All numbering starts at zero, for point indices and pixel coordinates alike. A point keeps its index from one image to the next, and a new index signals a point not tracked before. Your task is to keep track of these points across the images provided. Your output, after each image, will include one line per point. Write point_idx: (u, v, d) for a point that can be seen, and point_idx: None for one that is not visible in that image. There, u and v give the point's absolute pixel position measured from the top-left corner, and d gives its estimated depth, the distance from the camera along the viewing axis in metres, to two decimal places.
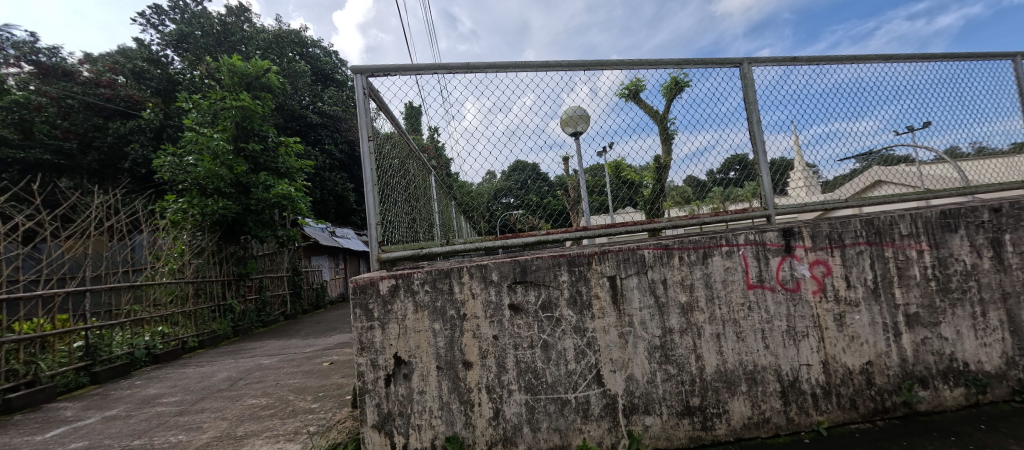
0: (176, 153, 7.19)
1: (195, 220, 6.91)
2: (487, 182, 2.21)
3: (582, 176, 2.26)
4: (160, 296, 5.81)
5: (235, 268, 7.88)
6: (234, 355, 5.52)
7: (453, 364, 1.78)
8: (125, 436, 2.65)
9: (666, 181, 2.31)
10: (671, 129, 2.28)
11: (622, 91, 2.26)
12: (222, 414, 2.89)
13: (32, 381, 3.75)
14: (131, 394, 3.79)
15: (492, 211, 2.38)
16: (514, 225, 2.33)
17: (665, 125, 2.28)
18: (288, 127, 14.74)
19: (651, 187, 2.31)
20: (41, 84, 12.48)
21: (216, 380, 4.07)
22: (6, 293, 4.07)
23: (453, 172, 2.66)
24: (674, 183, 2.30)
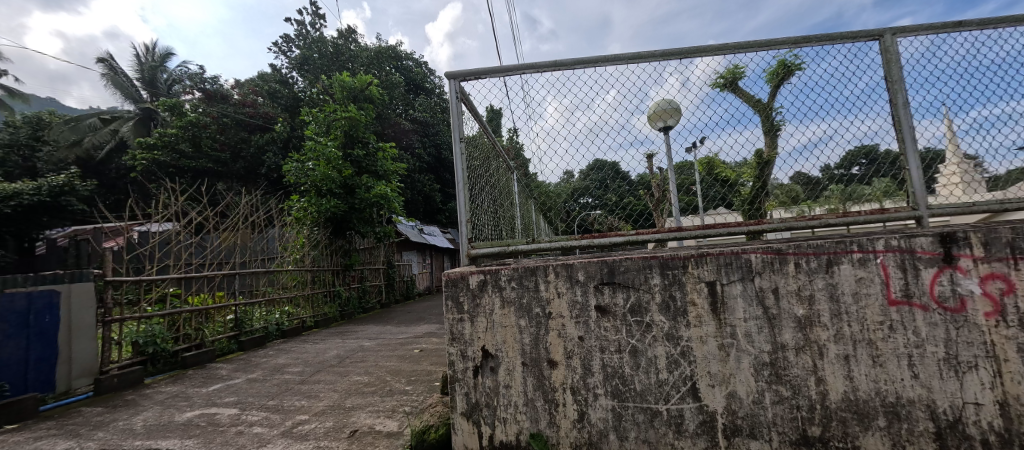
0: (300, 159, 8.35)
1: (313, 217, 7.95)
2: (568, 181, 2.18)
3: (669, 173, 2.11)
4: (287, 281, 6.81)
5: (342, 259, 8.86)
6: (341, 336, 6.25)
7: (538, 362, 1.78)
8: (263, 396, 3.16)
9: (768, 179, 2.04)
10: (777, 120, 2.01)
11: (718, 80, 2.05)
12: (333, 386, 3.29)
13: (200, 343, 4.69)
14: (267, 364, 4.53)
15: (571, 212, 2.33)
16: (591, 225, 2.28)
17: (770, 115, 2.02)
18: (386, 135, 16.24)
19: (750, 185, 2.06)
20: (207, 106, 15.30)
21: (327, 356, 4.64)
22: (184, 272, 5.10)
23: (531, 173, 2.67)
24: (778, 180, 2.02)
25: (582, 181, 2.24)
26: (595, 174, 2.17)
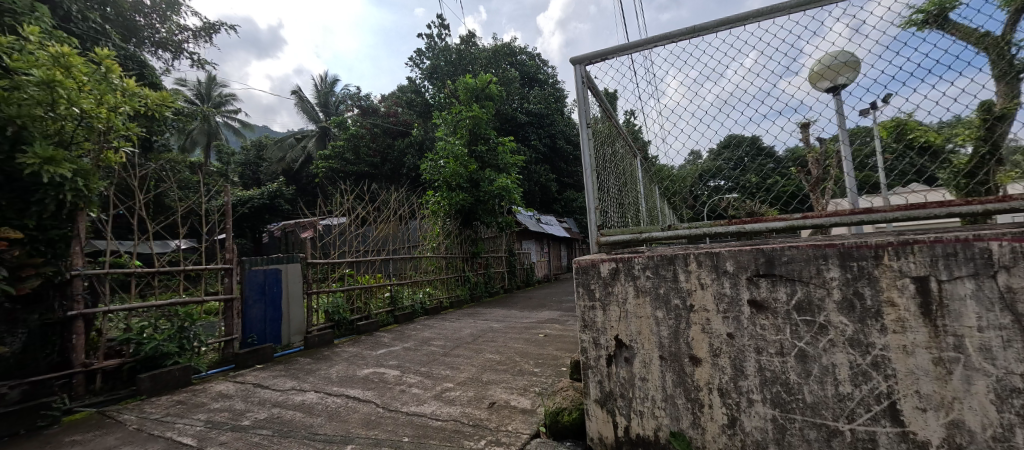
0: (433, 158, 9.25)
1: (445, 210, 8.78)
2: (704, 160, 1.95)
3: (837, 143, 1.71)
4: (427, 266, 7.77)
5: (469, 247, 9.52)
6: (473, 317, 6.85)
7: (679, 358, 1.65)
8: (417, 372, 3.69)
9: (1000, 141, 1.48)
10: (1017, 59, 1.45)
11: (913, 18, 1.57)
12: (469, 362, 3.64)
13: (367, 315, 6.15)
14: (417, 338, 5.25)
15: (698, 198, 2.06)
16: (727, 211, 1.99)
17: (1003, 52, 1.47)
18: (504, 129, 16.99)
19: (971, 153, 1.54)
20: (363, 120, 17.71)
21: (462, 334, 5.15)
22: (353, 257, 6.26)
23: (651, 157, 2.47)
24: (1020, 141, 1.45)
25: (711, 161, 1.96)
26: (726, 153, 1.90)
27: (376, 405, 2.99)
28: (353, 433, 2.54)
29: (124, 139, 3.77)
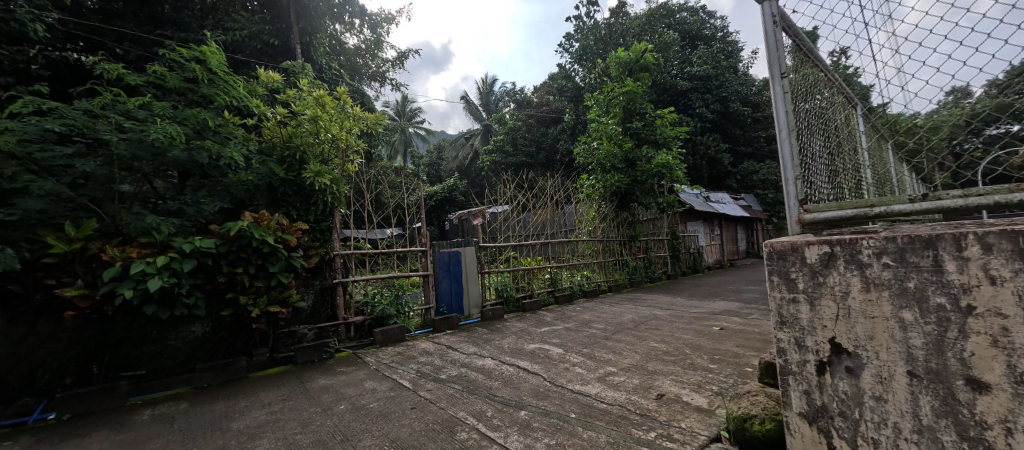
0: (587, 141, 9.21)
1: (601, 193, 8.63)
2: (985, 98, 1.35)
3: None
4: (584, 250, 7.86)
5: (627, 231, 9.07)
6: (634, 302, 6.63)
7: (945, 378, 1.20)
8: (579, 353, 3.76)
9: None
10: None
11: None
12: (634, 348, 3.61)
13: (531, 294, 6.68)
14: (580, 321, 5.38)
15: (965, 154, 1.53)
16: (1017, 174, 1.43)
17: None
18: (662, 101, 15.51)
19: None
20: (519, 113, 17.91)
21: (624, 319, 5.04)
22: (517, 241, 6.81)
23: (879, 103, 1.86)
24: None
25: (995, 98, 1.34)
26: None
27: (543, 378, 3.18)
28: (526, 401, 2.76)
29: (357, 150, 5.24)
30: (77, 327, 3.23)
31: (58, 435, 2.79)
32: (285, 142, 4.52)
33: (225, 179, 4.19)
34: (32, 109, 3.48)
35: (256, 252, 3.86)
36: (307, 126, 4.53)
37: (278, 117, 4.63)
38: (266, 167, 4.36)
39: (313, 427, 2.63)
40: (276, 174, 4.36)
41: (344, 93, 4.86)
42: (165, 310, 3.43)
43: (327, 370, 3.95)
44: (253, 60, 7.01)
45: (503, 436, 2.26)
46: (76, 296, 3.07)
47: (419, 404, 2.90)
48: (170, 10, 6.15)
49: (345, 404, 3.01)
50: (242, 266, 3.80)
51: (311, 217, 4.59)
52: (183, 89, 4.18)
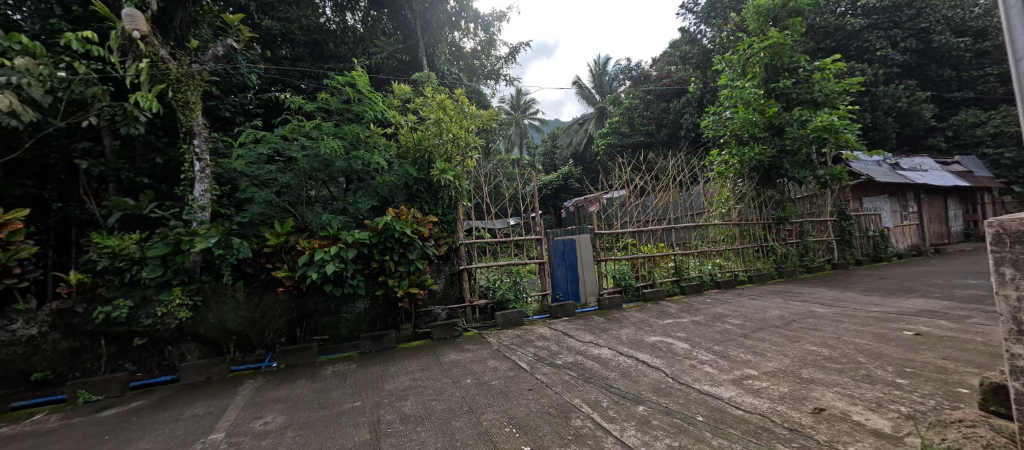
0: (718, 111, 7.94)
1: (736, 169, 7.65)
2: None
3: None
4: (716, 235, 7.05)
5: (774, 212, 7.79)
6: (784, 296, 5.78)
7: None
8: (709, 351, 3.52)
9: None
10: None
11: None
12: (783, 350, 3.31)
13: (653, 283, 6.34)
14: (711, 316, 4.88)
15: None
16: None
17: None
18: (822, 48, 12.40)
19: None
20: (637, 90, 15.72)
21: (769, 316, 4.61)
22: (637, 227, 6.52)
23: None
24: None
25: None
26: None
27: (666, 374, 3.01)
28: (645, 396, 2.63)
29: (475, 147, 5.64)
30: (285, 299, 4.22)
31: (273, 379, 3.69)
32: (417, 146, 5.08)
33: (373, 181, 4.89)
34: (252, 139, 4.59)
35: (398, 242, 4.49)
36: (433, 130, 5.02)
37: (409, 124, 5.20)
38: (403, 169, 4.97)
39: (444, 396, 2.95)
40: (411, 175, 4.94)
41: (461, 95, 5.27)
42: (338, 288, 4.23)
43: (456, 347, 4.38)
44: (391, 76, 8.02)
45: (621, 429, 2.20)
46: (285, 276, 4.05)
47: (536, 386, 3.01)
48: (332, 47, 7.57)
49: (471, 379, 3.29)
50: (389, 253, 4.46)
51: (439, 211, 5.13)
52: (341, 110, 5.05)
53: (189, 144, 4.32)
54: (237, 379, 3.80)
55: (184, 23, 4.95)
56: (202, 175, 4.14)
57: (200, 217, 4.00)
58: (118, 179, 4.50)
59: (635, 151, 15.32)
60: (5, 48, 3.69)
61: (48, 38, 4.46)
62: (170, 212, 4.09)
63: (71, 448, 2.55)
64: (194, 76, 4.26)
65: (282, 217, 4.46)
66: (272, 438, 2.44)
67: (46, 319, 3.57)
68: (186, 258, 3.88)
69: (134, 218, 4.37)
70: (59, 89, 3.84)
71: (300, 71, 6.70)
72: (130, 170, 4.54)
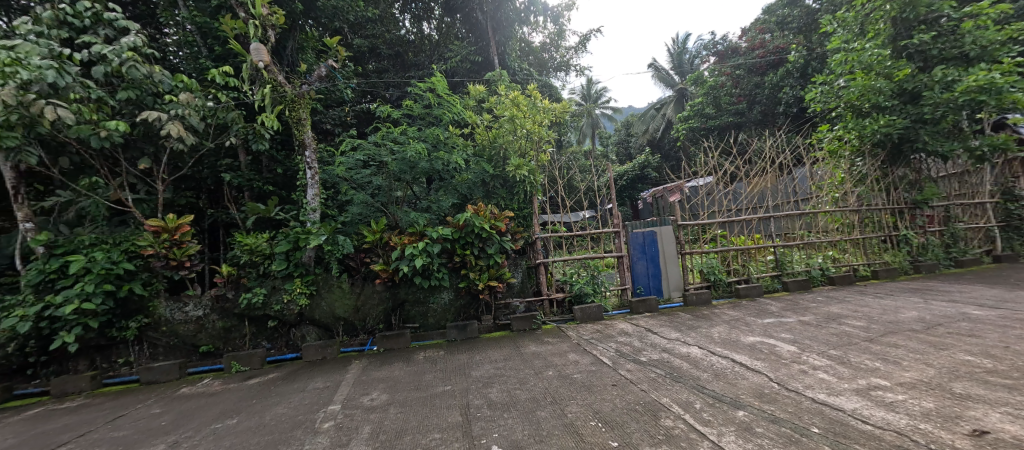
0: (829, 80, 6.76)
1: (854, 146, 6.58)
2: None
3: None
4: (827, 224, 6.21)
5: (906, 195, 6.62)
6: (922, 294, 4.92)
7: None
8: (823, 355, 3.19)
9: None
10: None
11: None
12: (924, 358, 2.88)
13: (747, 278, 5.80)
14: (823, 317, 4.31)
15: None
16: None
17: None
18: None
19: None
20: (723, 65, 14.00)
21: (903, 317, 3.98)
22: (728, 216, 5.96)
23: None
24: None
25: None
26: None
27: (769, 378, 2.77)
28: (745, 401, 2.45)
29: (549, 141, 5.65)
30: (382, 289, 4.67)
31: (375, 360, 4.13)
32: (492, 144, 5.26)
33: (453, 180, 5.15)
34: (351, 148, 5.11)
35: (478, 237, 4.70)
36: (507, 127, 5.16)
37: (485, 122, 5.40)
38: (480, 166, 5.18)
39: (527, 386, 3.04)
40: (488, 172, 5.14)
41: (534, 90, 5.31)
42: (425, 280, 4.57)
43: (537, 339, 4.46)
44: (466, 78, 8.31)
45: (718, 433, 2.07)
46: (380, 269, 4.48)
47: (620, 382, 2.96)
48: (412, 56, 8.07)
49: (553, 371, 3.34)
50: (469, 247, 4.69)
51: (515, 206, 5.27)
52: (423, 114, 5.40)
53: (302, 155, 4.98)
54: (346, 359, 4.32)
55: (294, 50, 5.69)
56: (312, 180, 4.73)
57: (312, 218, 4.60)
58: (251, 187, 5.36)
59: (722, 134, 13.99)
60: (173, 86, 4.60)
61: (199, 75, 5.45)
62: (290, 214, 4.77)
63: (231, 407, 3.14)
64: (304, 95, 4.90)
65: (377, 216, 4.92)
66: (378, 413, 2.75)
67: (207, 302, 4.41)
68: (302, 253, 4.49)
69: (263, 220, 5.17)
70: (209, 116, 4.71)
71: (386, 82, 7.29)
72: (259, 179, 5.37)
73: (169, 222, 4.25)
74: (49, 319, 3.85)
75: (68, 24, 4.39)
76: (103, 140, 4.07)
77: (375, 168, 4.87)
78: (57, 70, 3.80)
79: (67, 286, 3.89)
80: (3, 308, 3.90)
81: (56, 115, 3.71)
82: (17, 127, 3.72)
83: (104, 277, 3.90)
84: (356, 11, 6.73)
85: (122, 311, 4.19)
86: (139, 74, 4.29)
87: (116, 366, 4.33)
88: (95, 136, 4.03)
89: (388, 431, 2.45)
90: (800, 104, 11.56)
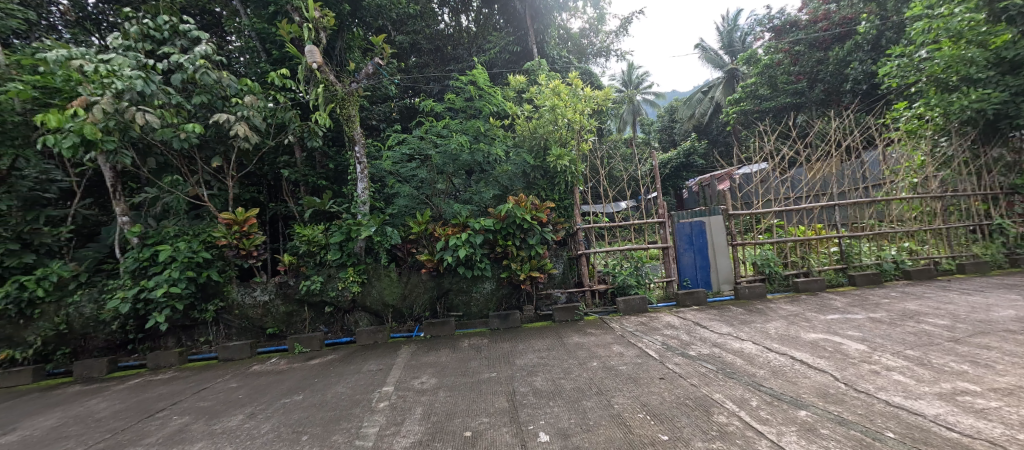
0: (908, 52, 6.06)
1: (937, 125, 5.88)
2: None
3: None
4: (903, 212, 5.64)
5: (1002, 179, 5.85)
6: (1020, 291, 4.38)
7: None
8: (898, 355, 2.93)
9: None
10: None
11: None
12: (1022, 362, 2.58)
13: (807, 271, 5.42)
14: (898, 314, 3.95)
15: None
16: None
17: None
18: None
19: None
20: (781, 42, 12.78)
21: (996, 316, 3.57)
22: (786, 205, 5.57)
23: None
24: None
25: None
26: None
27: (834, 378, 2.59)
28: (807, 400, 2.31)
29: (590, 129, 5.54)
30: (428, 279, 4.85)
31: (423, 346, 4.31)
32: (533, 134, 5.23)
33: (493, 171, 5.15)
34: (398, 142, 5.29)
35: (519, 228, 4.74)
36: (548, 116, 5.13)
37: (525, 113, 5.40)
38: (521, 157, 5.18)
39: (572, 376, 3.05)
40: (529, 163, 5.14)
41: (575, 78, 5.20)
42: (468, 270, 4.68)
43: (579, 330, 4.45)
44: (505, 69, 8.30)
45: (777, 433, 1.98)
46: (426, 259, 4.64)
47: (669, 375, 2.90)
48: (451, 49, 8.07)
49: (597, 362, 3.33)
50: (511, 238, 4.74)
51: (556, 196, 5.24)
52: (464, 107, 5.47)
53: (352, 150, 5.22)
54: (396, 344, 4.54)
55: (343, 50, 5.94)
56: (362, 174, 4.96)
57: (363, 210, 4.83)
58: (307, 182, 5.72)
59: (779, 115, 12.98)
60: (239, 90, 4.96)
61: (259, 77, 5.84)
62: (343, 207, 5.04)
63: (295, 385, 3.41)
64: (354, 93, 5.13)
65: (421, 208, 5.08)
66: (429, 396, 2.88)
67: (273, 288, 4.80)
68: (354, 244, 4.74)
69: (318, 212, 5.50)
70: (270, 116, 5.05)
71: (427, 77, 7.44)
72: (314, 174, 5.72)
73: (239, 215, 4.65)
74: (144, 301, 4.34)
75: (150, 37, 4.87)
76: (183, 141, 4.48)
77: (420, 162, 5.02)
78: (144, 79, 4.21)
79: (157, 272, 4.38)
80: (107, 291, 4.45)
81: (145, 121, 4.14)
82: (114, 132, 4.19)
83: (187, 264, 4.35)
84: (399, 8, 6.91)
85: (202, 295, 4.65)
86: (210, 80, 4.66)
87: (198, 344, 4.84)
88: (176, 138, 4.44)
89: (438, 413, 2.56)
90: (871, 80, 10.45)
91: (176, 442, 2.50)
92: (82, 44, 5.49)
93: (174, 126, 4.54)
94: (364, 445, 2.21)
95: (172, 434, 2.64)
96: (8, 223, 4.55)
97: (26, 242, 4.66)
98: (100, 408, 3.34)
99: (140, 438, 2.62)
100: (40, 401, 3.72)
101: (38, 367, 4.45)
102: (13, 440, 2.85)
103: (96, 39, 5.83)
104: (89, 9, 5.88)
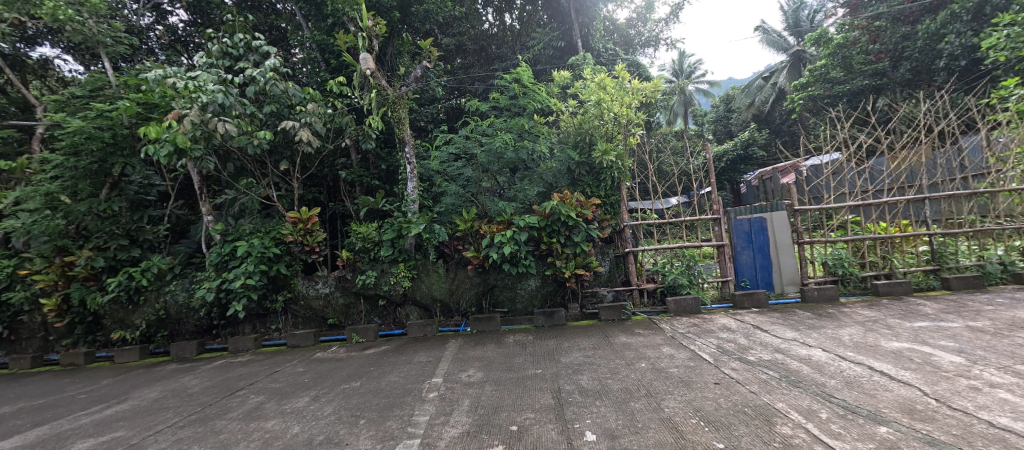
0: (1020, 20, 5.21)
1: None
2: None
3: None
4: (1013, 206, 4.90)
5: None
6: None
7: None
8: (1004, 370, 2.56)
9: None
10: None
11: None
12: None
13: (889, 273, 4.88)
14: (1005, 323, 3.45)
15: None
16: None
17: None
18: None
19: None
20: (856, 18, 11.37)
21: None
22: (862, 199, 5.03)
23: None
24: None
25: None
26: None
27: (922, 393, 2.32)
28: (888, 416, 2.09)
29: (638, 123, 5.38)
30: (474, 275, 4.96)
31: (469, 340, 4.42)
32: (577, 130, 5.17)
33: (538, 169, 5.16)
34: (445, 142, 5.45)
35: (564, 225, 4.72)
36: (594, 111, 5.03)
37: (570, 108, 5.35)
38: (565, 154, 5.14)
39: (619, 376, 3.00)
40: (573, 159, 5.08)
41: (621, 70, 5.06)
42: (514, 267, 4.73)
43: (626, 330, 4.34)
44: (549, 65, 8.22)
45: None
46: (473, 256, 4.75)
47: (724, 381, 2.75)
48: (495, 48, 8.20)
49: (646, 363, 3.23)
50: (556, 235, 4.74)
51: (601, 193, 5.17)
52: (508, 105, 5.50)
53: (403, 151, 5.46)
54: (444, 337, 4.70)
55: (393, 55, 6.22)
56: (411, 175, 5.18)
57: (412, 208, 5.03)
58: (361, 182, 6.07)
59: (854, 100, 11.73)
60: (303, 98, 5.37)
61: (319, 86, 6.29)
62: (394, 205, 5.27)
63: (353, 372, 3.66)
64: (404, 96, 5.37)
65: (467, 206, 5.20)
66: (476, 389, 2.96)
67: (333, 282, 5.14)
68: (405, 241, 4.95)
69: (373, 211, 5.85)
70: (329, 121, 5.41)
71: (471, 77, 7.58)
72: (368, 175, 6.05)
73: (303, 213, 5.03)
74: (225, 291, 4.84)
75: (229, 55, 5.40)
76: (256, 147, 4.96)
77: (466, 160, 5.13)
78: (224, 93, 4.68)
79: (236, 265, 4.87)
80: (196, 281, 5.03)
81: (224, 129, 4.61)
82: (200, 141, 4.71)
83: (260, 259, 4.80)
84: (445, 11, 6.98)
85: (273, 287, 5.11)
86: (278, 91, 5.09)
87: (270, 331, 5.33)
88: (250, 144, 4.92)
89: (485, 406, 2.63)
90: (972, 55, 9.08)
91: (253, 418, 2.78)
92: (173, 64, 6.22)
93: (248, 134, 5.01)
94: (415, 432, 2.33)
95: (250, 411, 2.94)
96: (119, 222, 5.28)
97: (134, 238, 5.41)
98: (192, 384, 3.79)
99: (223, 413, 2.94)
100: (145, 376, 4.30)
101: (143, 346, 5.14)
102: (126, 408, 3.31)
103: (185, 58, 6.57)
104: (179, 33, 6.63)
